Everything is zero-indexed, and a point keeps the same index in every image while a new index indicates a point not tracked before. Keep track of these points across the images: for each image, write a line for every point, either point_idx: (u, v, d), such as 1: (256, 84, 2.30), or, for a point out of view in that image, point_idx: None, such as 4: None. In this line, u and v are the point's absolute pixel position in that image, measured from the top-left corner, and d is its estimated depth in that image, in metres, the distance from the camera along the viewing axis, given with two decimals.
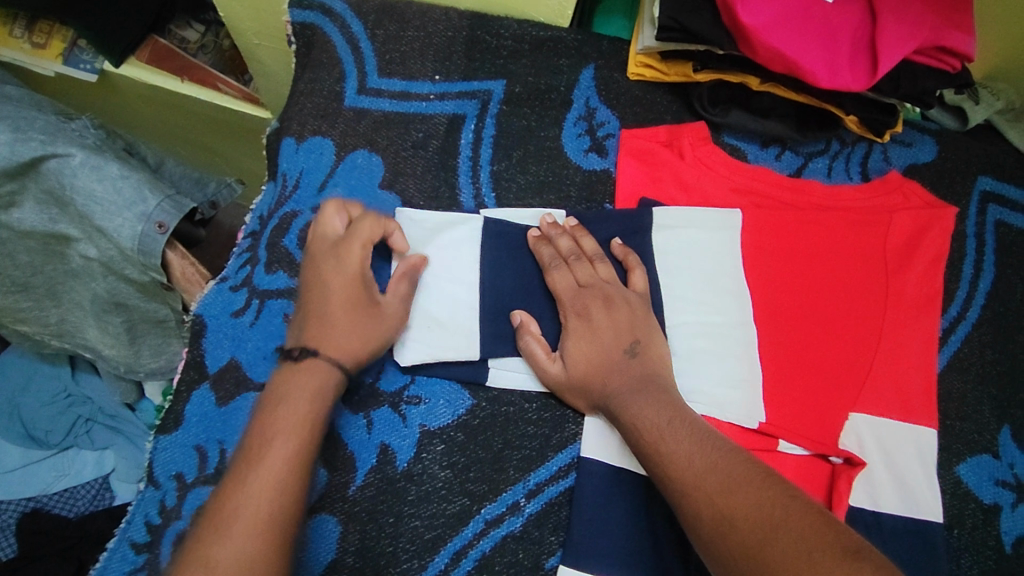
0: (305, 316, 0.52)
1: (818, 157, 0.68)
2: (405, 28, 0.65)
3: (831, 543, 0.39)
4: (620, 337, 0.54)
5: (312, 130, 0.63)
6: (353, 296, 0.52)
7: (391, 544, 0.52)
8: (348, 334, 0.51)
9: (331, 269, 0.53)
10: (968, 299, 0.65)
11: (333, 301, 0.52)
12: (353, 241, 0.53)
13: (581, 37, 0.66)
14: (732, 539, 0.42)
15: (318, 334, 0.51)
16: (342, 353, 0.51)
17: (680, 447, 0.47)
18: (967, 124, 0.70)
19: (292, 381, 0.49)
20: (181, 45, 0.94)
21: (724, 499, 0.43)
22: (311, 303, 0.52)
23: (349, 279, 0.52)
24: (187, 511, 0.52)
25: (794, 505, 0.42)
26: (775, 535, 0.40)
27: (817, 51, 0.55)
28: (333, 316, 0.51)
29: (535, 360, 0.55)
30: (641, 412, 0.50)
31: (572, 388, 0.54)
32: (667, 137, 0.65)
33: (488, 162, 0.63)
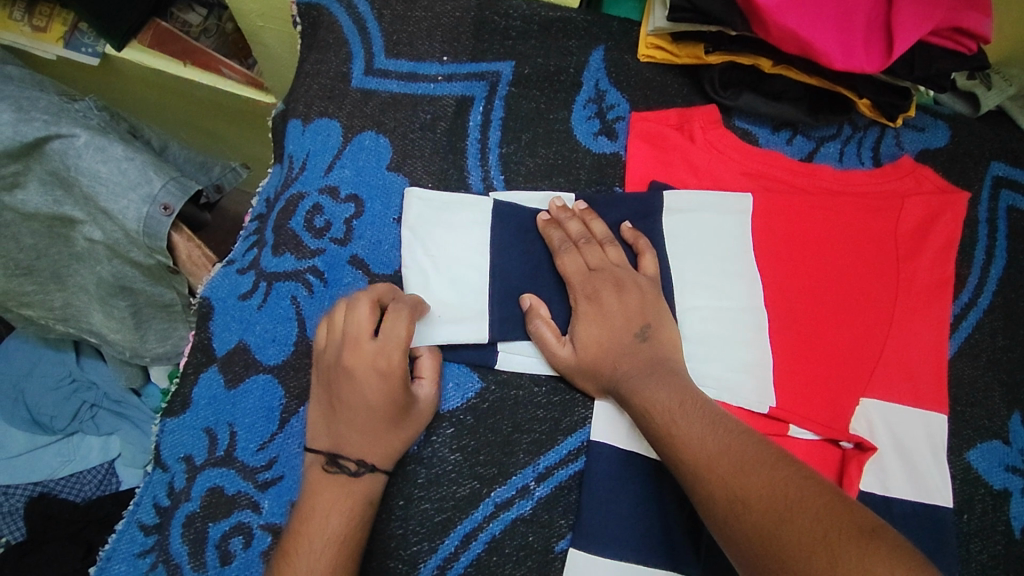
0: (347, 424, 0.50)
1: (830, 141, 0.67)
2: (413, 8, 0.64)
3: (849, 524, 0.38)
4: (631, 320, 0.54)
5: (320, 112, 0.62)
6: (397, 406, 0.50)
7: (401, 527, 0.52)
8: (400, 440, 0.51)
9: (370, 376, 0.50)
10: (980, 285, 0.65)
11: (378, 412, 0.50)
12: (390, 344, 0.50)
13: (591, 18, 0.65)
14: (745, 521, 0.41)
15: (367, 446, 0.50)
16: (390, 456, 0.50)
17: (695, 429, 0.47)
18: (979, 111, 0.69)
19: (341, 495, 0.49)
20: (184, 28, 0.93)
21: (736, 480, 0.43)
22: (349, 408, 0.50)
23: (391, 386, 0.50)
24: (197, 492, 0.52)
25: (810, 486, 0.42)
26: (790, 515, 0.40)
27: (831, 31, 0.55)
28: (381, 427, 0.50)
29: (540, 339, 0.55)
30: (653, 395, 0.50)
31: (582, 372, 0.54)
32: (677, 120, 0.65)
33: (496, 145, 0.63)
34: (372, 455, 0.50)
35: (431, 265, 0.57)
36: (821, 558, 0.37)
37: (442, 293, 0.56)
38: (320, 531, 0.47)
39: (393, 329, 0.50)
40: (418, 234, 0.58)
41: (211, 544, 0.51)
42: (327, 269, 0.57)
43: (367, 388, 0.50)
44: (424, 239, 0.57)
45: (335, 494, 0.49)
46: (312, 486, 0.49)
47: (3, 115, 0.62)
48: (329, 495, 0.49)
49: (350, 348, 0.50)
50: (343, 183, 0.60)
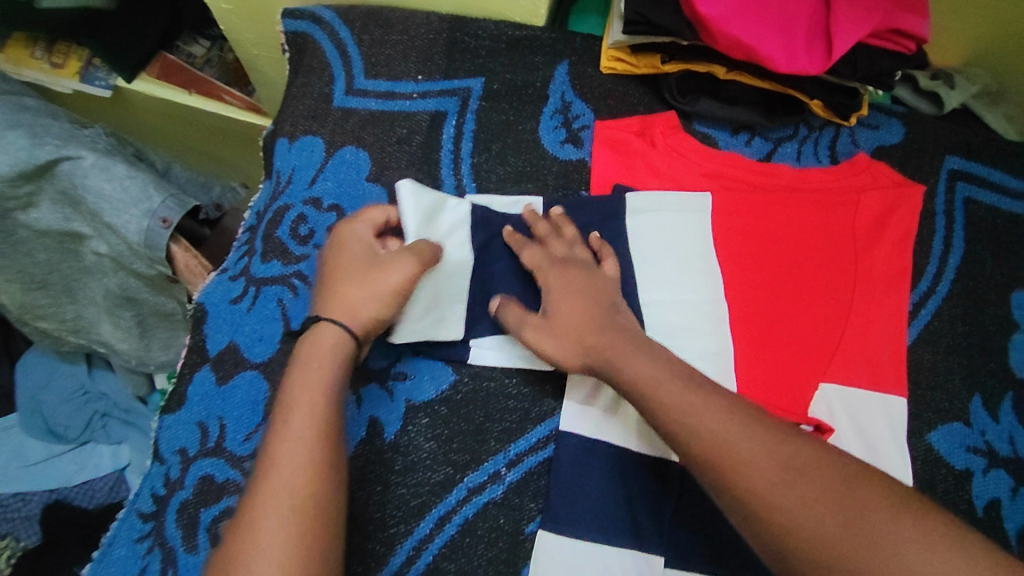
0: (319, 290, 0.55)
1: (787, 141, 0.70)
2: (389, 32, 0.69)
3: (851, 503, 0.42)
4: (604, 300, 0.55)
5: (304, 130, 0.67)
6: (358, 255, 0.55)
7: (379, 511, 0.55)
8: (352, 289, 0.53)
9: (339, 243, 0.56)
10: (938, 274, 0.67)
11: (342, 266, 0.54)
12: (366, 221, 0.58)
13: (555, 36, 0.69)
14: (747, 503, 0.43)
15: (338, 299, 0.53)
16: (340, 308, 0.52)
17: (690, 403, 0.47)
18: (942, 109, 0.75)
19: (313, 340, 0.51)
20: (188, 60, 1.01)
21: (735, 456, 0.44)
22: (321, 277, 0.55)
23: (354, 245, 0.56)
24: (190, 481, 0.56)
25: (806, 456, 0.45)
26: (793, 494, 0.43)
27: (773, 36, 0.58)
28: (339, 275, 0.54)
29: (514, 318, 0.56)
30: (631, 373, 0.50)
31: (559, 345, 0.54)
32: (639, 126, 0.68)
33: (468, 155, 0.67)
34: (327, 306, 0.52)
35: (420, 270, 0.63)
36: (819, 539, 0.41)
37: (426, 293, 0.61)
38: (300, 372, 0.49)
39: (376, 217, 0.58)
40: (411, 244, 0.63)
41: (202, 528, 0.54)
42: (310, 273, 0.61)
43: (332, 250, 0.56)
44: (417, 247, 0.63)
45: (311, 340, 0.51)
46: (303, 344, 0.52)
47: (19, 141, 0.67)
48: (310, 343, 0.51)
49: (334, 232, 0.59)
50: (326, 194, 0.64)
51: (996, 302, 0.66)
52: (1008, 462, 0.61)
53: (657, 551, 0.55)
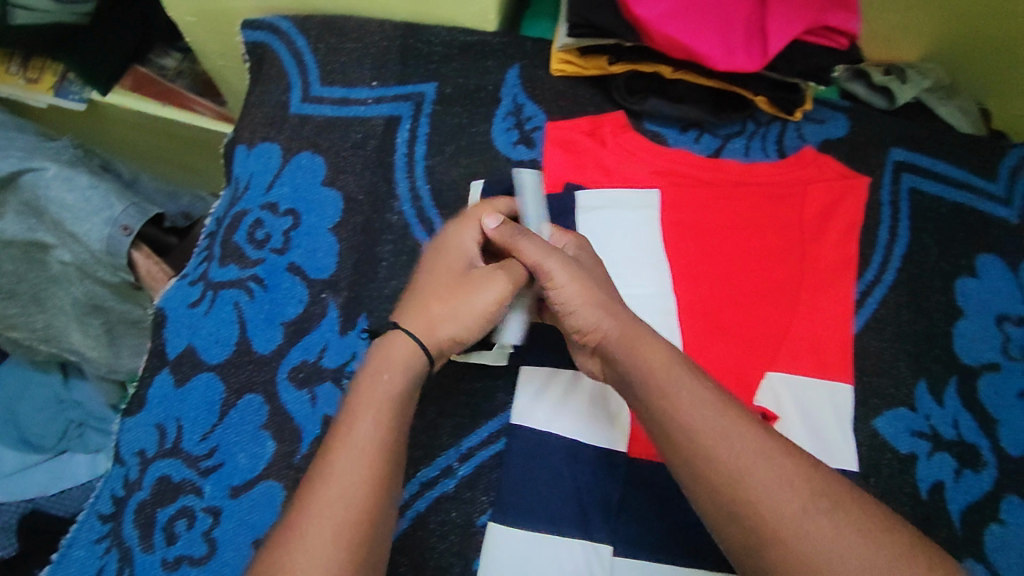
0: (411, 294, 0.54)
1: (735, 138, 0.71)
2: (344, 41, 0.71)
3: (850, 532, 0.41)
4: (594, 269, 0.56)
5: (262, 137, 0.69)
6: (452, 272, 0.54)
7: None
8: (439, 308, 0.52)
9: (444, 251, 0.55)
10: (884, 263, 0.69)
11: (437, 278, 0.54)
12: (473, 230, 0.56)
13: (505, 40, 0.71)
14: (737, 520, 0.43)
15: (424, 310, 0.53)
16: (427, 329, 0.52)
17: (701, 410, 0.46)
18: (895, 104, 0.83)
19: (387, 350, 0.51)
20: (160, 72, 1.02)
21: (737, 471, 0.43)
22: (418, 282, 0.55)
23: (457, 258, 0.55)
24: (148, 482, 0.57)
25: (810, 481, 0.43)
26: (790, 517, 0.41)
27: (711, 35, 0.60)
28: (434, 287, 0.54)
29: (531, 253, 0.52)
30: (647, 350, 0.49)
31: (584, 288, 0.52)
32: (589, 126, 0.69)
33: (422, 158, 0.68)
34: (413, 319, 0.52)
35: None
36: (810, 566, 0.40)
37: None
38: (367, 382, 0.49)
39: (487, 220, 0.57)
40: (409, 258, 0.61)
41: (158, 527, 0.55)
42: (266, 276, 0.63)
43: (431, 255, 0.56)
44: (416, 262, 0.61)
45: (392, 351, 0.51)
46: (379, 349, 0.52)
47: None
48: (388, 353, 0.51)
49: (442, 230, 0.58)
50: (282, 199, 0.66)
51: (941, 289, 0.68)
52: (952, 445, 0.63)
53: (605, 540, 0.56)
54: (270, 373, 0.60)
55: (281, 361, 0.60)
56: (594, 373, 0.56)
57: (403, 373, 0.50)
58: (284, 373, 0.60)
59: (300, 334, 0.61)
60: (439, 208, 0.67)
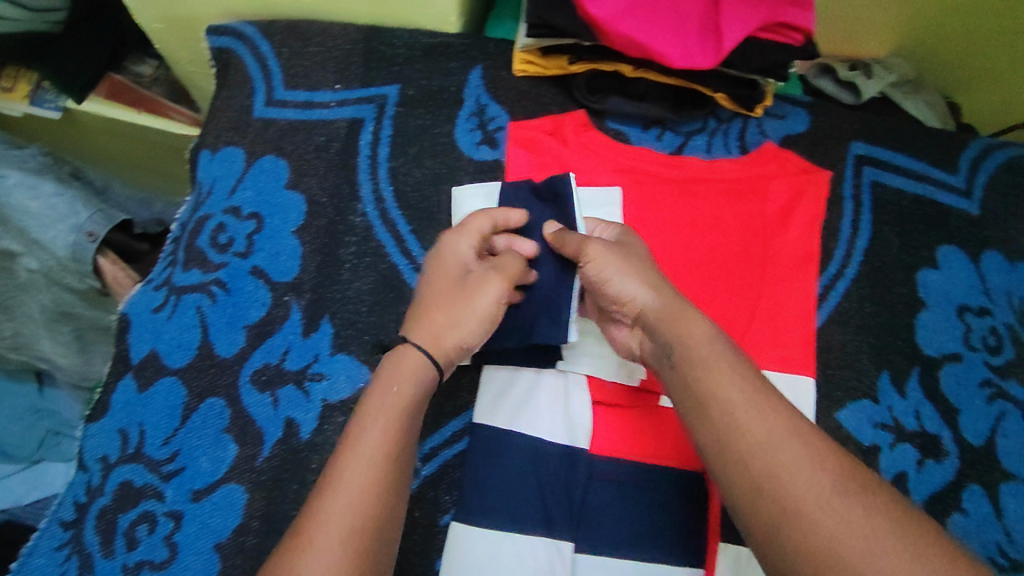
0: (414, 307, 0.55)
1: (697, 135, 0.72)
2: (307, 44, 0.71)
3: (884, 531, 0.38)
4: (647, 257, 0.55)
5: (226, 142, 0.69)
6: (449, 280, 0.55)
7: (294, 508, 0.57)
8: (441, 317, 0.53)
9: (439, 263, 0.56)
10: (846, 257, 0.69)
11: (435, 290, 0.55)
12: (463, 239, 0.57)
13: (468, 41, 0.71)
14: (759, 505, 0.41)
15: (426, 321, 0.53)
16: (433, 338, 0.52)
17: (737, 393, 0.44)
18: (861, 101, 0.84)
19: (396, 361, 0.51)
20: (136, 79, 1.03)
21: (765, 455, 0.42)
22: (419, 295, 0.56)
23: (450, 267, 0.56)
24: (110, 487, 0.57)
25: (844, 474, 0.41)
26: (817, 506, 0.39)
27: (666, 34, 0.60)
28: (434, 298, 0.54)
29: (576, 244, 0.56)
30: (690, 330, 0.48)
31: (629, 264, 0.53)
32: (552, 126, 0.70)
33: (386, 160, 0.68)
34: (418, 331, 0.53)
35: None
36: (832, 558, 0.38)
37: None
38: (378, 391, 0.49)
39: (479, 228, 0.58)
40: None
41: (120, 533, 0.56)
42: (229, 280, 0.63)
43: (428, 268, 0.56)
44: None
45: (400, 361, 0.51)
46: (389, 361, 0.52)
47: None
48: (396, 364, 0.51)
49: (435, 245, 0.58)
50: (245, 203, 0.66)
51: (903, 282, 0.69)
52: (914, 436, 0.63)
53: (567, 536, 0.57)
54: (233, 377, 0.60)
55: (243, 364, 0.61)
56: (630, 349, 0.55)
57: (410, 382, 0.50)
58: (248, 376, 0.60)
59: (264, 337, 0.62)
60: (402, 209, 0.67)
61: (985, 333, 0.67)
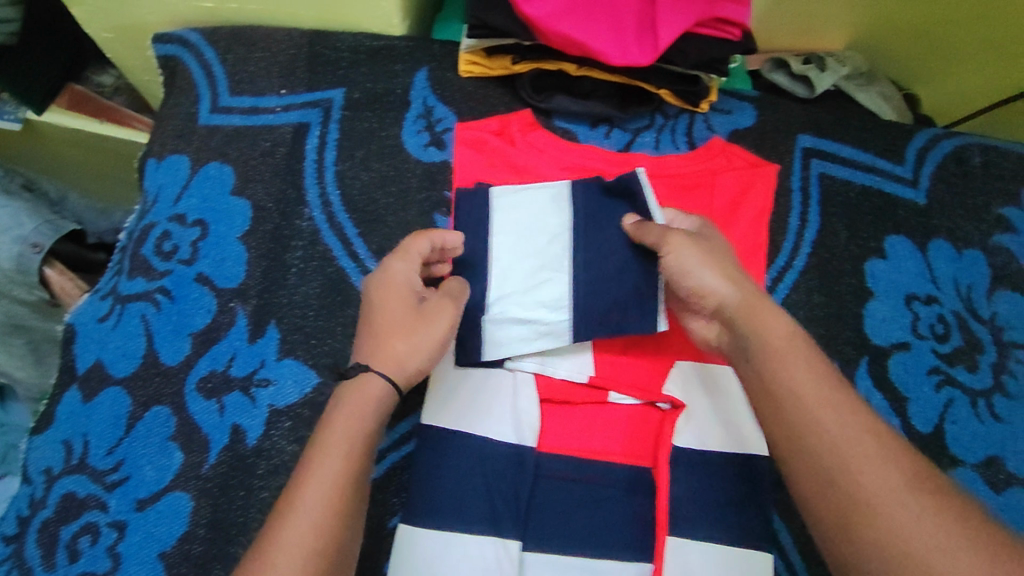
0: (364, 335, 0.52)
1: (644, 131, 0.72)
2: (252, 50, 0.71)
3: (953, 534, 0.38)
4: (725, 252, 0.55)
5: (172, 150, 0.69)
6: (399, 305, 0.52)
7: (241, 515, 0.56)
8: (400, 344, 0.51)
9: (383, 289, 0.53)
10: (795, 249, 0.70)
11: (385, 316, 0.52)
12: (403, 263, 0.55)
13: (412, 43, 0.71)
14: (826, 495, 0.41)
15: (384, 351, 0.51)
16: (395, 367, 0.50)
17: (811, 387, 0.45)
18: (815, 92, 0.84)
19: (355, 392, 0.49)
20: (97, 90, 0.98)
21: (836, 454, 0.42)
22: (367, 322, 0.53)
23: (397, 291, 0.53)
24: (53, 499, 0.57)
25: (917, 473, 0.41)
26: (884, 501, 0.39)
27: (603, 31, 0.60)
28: (387, 325, 0.52)
29: (655, 235, 0.56)
30: (766, 324, 0.48)
31: (715, 259, 0.53)
32: (498, 126, 0.69)
33: (332, 163, 0.68)
34: (376, 360, 0.50)
35: (537, 268, 0.61)
36: (899, 551, 0.38)
37: (570, 283, 0.60)
38: (340, 413, 0.48)
39: (421, 252, 0.55)
40: (520, 243, 0.62)
41: (62, 545, 0.56)
42: (174, 287, 0.63)
43: (372, 293, 0.53)
44: (526, 246, 0.62)
45: (362, 391, 0.49)
46: (346, 388, 0.49)
47: None
48: (358, 394, 0.49)
49: (374, 271, 0.55)
50: (191, 210, 0.66)
51: (852, 272, 0.69)
52: None
53: (514, 536, 0.56)
54: (178, 385, 0.60)
55: (188, 372, 0.60)
56: (708, 341, 0.55)
57: (375, 410, 0.49)
58: (193, 384, 0.60)
59: (209, 344, 0.61)
60: (349, 212, 0.67)
61: (933, 321, 0.68)
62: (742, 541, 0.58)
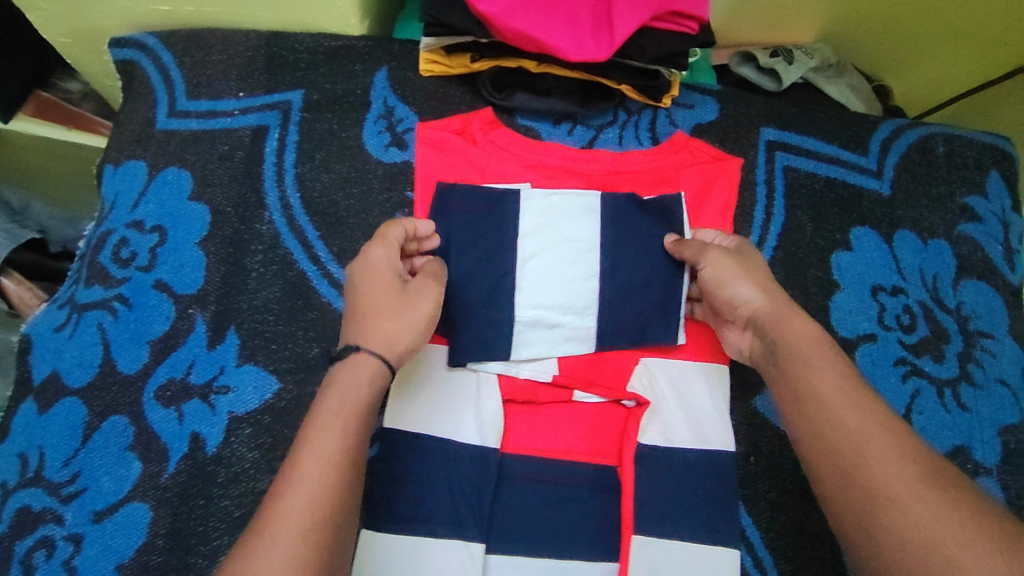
0: (350, 320, 0.50)
1: (608, 127, 0.72)
2: (209, 53, 0.70)
3: (963, 528, 0.40)
4: (758, 263, 0.57)
5: (129, 155, 0.68)
6: (384, 287, 0.51)
7: (201, 525, 0.56)
8: (391, 323, 0.50)
9: (366, 272, 0.52)
10: (760, 243, 0.69)
11: (371, 297, 0.51)
12: (384, 247, 0.53)
13: (371, 43, 0.70)
14: (843, 488, 0.44)
15: (375, 330, 0.49)
16: (387, 345, 0.49)
17: (835, 391, 0.48)
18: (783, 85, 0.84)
19: (348, 374, 0.47)
20: (64, 95, 0.93)
21: (854, 450, 0.45)
22: (350, 307, 0.51)
23: (380, 273, 0.52)
24: (8, 514, 0.56)
25: (931, 471, 0.43)
26: (899, 493, 0.42)
27: (559, 27, 0.60)
28: (374, 305, 0.50)
29: (693, 249, 0.58)
30: (793, 330, 0.52)
31: (746, 271, 0.56)
32: (459, 125, 0.68)
33: (292, 166, 0.68)
34: (368, 339, 0.49)
35: (568, 273, 0.61)
36: (915, 543, 0.40)
37: (603, 290, 0.61)
38: (332, 396, 0.46)
39: (399, 238, 0.54)
40: (551, 252, 0.62)
41: (17, 560, 0.55)
42: (132, 295, 0.62)
43: (355, 278, 0.52)
44: (559, 255, 0.62)
45: (356, 370, 0.47)
46: (338, 370, 0.48)
47: None
48: (353, 373, 0.47)
49: (352, 258, 0.54)
50: (148, 216, 0.65)
51: (818, 265, 0.69)
52: None
53: (478, 538, 0.56)
54: (135, 395, 0.59)
55: (147, 380, 0.60)
56: (740, 350, 0.58)
57: (370, 389, 0.47)
58: (152, 392, 0.59)
59: (167, 351, 0.61)
60: (310, 215, 0.66)
61: (899, 312, 0.68)
62: (707, 537, 0.57)
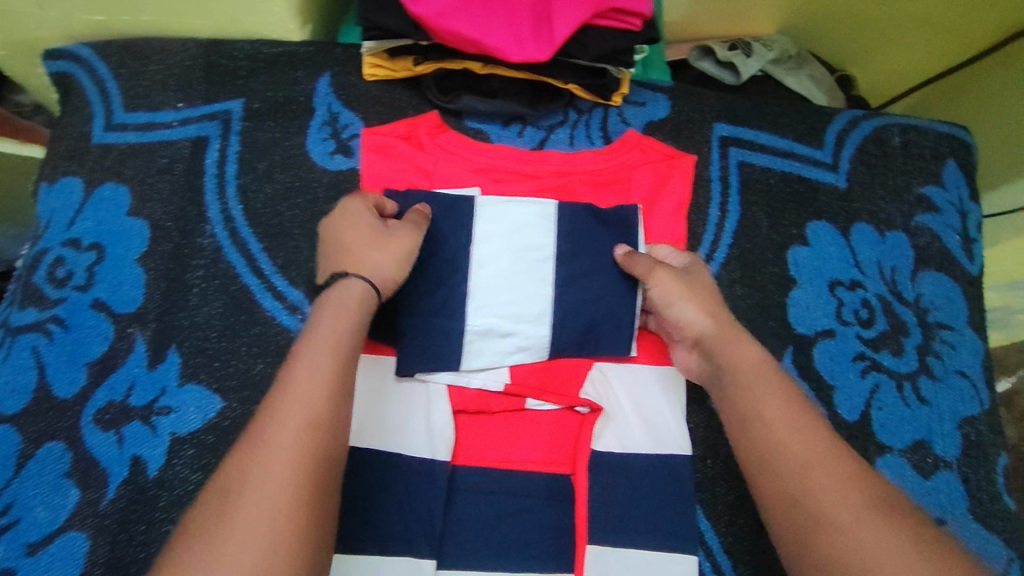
0: (334, 258, 0.52)
1: (558, 128, 0.71)
2: (146, 63, 0.68)
3: (904, 551, 0.39)
4: (707, 285, 0.57)
5: (64, 171, 0.65)
6: (365, 224, 0.53)
7: (142, 551, 0.54)
8: (376, 251, 0.52)
9: (346, 216, 0.54)
10: (715, 241, 0.68)
11: (354, 233, 0.53)
12: (362, 199, 0.56)
13: (313, 49, 0.69)
14: (789, 513, 0.43)
15: (359, 259, 0.51)
16: (372, 270, 0.51)
17: (782, 417, 0.47)
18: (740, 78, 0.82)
19: (336, 299, 0.49)
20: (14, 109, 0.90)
21: (798, 473, 0.44)
22: (331, 249, 0.53)
23: (359, 215, 0.54)
24: None
25: (874, 494, 0.43)
26: (841, 514, 0.41)
27: (498, 27, 0.58)
28: (357, 239, 0.52)
29: (643, 268, 0.57)
30: (739, 353, 0.52)
31: (692, 293, 0.55)
32: (405, 130, 0.66)
33: (234, 177, 0.66)
34: (354, 268, 0.51)
35: (520, 280, 0.59)
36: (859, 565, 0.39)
37: (555, 299, 0.59)
38: (329, 308, 0.48)
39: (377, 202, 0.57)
40: (501, 261, 0.60)
41: None
42: (68, 315, 0.60)
43: (335, 223, 0.54)
44: (508, 263, 0.60)
45: (345, 292, 0.49)
46: (329, 294, 0.50)
47: None
48: (343, 295, 0.49)
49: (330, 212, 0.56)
50: (85, 234, 0.63)
51: (774, 261, 0.68)
52: None
53: (428, 553, 0.54)
54: (72, 419, 0.57)
55: (85, 404, 0.58)
56: (688, 369, 0.57)
57: (360, 307, 0.49)
58: (91, 416, 0.57)
59: (107, 373, 0.59)
60: (253, 227, 0.65)
61: (857, 307, 0.67)
62: (663, 544, 0.56)
